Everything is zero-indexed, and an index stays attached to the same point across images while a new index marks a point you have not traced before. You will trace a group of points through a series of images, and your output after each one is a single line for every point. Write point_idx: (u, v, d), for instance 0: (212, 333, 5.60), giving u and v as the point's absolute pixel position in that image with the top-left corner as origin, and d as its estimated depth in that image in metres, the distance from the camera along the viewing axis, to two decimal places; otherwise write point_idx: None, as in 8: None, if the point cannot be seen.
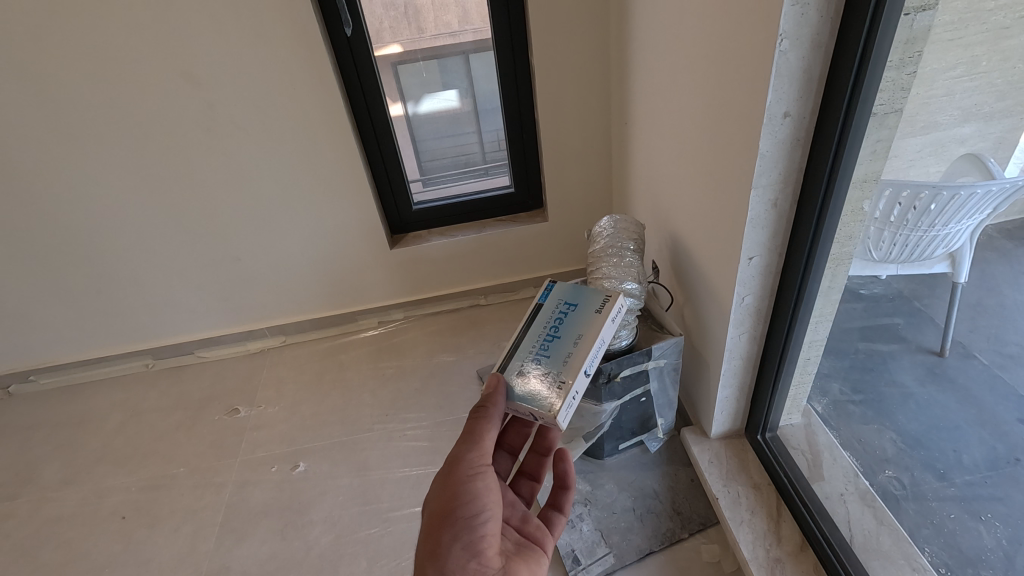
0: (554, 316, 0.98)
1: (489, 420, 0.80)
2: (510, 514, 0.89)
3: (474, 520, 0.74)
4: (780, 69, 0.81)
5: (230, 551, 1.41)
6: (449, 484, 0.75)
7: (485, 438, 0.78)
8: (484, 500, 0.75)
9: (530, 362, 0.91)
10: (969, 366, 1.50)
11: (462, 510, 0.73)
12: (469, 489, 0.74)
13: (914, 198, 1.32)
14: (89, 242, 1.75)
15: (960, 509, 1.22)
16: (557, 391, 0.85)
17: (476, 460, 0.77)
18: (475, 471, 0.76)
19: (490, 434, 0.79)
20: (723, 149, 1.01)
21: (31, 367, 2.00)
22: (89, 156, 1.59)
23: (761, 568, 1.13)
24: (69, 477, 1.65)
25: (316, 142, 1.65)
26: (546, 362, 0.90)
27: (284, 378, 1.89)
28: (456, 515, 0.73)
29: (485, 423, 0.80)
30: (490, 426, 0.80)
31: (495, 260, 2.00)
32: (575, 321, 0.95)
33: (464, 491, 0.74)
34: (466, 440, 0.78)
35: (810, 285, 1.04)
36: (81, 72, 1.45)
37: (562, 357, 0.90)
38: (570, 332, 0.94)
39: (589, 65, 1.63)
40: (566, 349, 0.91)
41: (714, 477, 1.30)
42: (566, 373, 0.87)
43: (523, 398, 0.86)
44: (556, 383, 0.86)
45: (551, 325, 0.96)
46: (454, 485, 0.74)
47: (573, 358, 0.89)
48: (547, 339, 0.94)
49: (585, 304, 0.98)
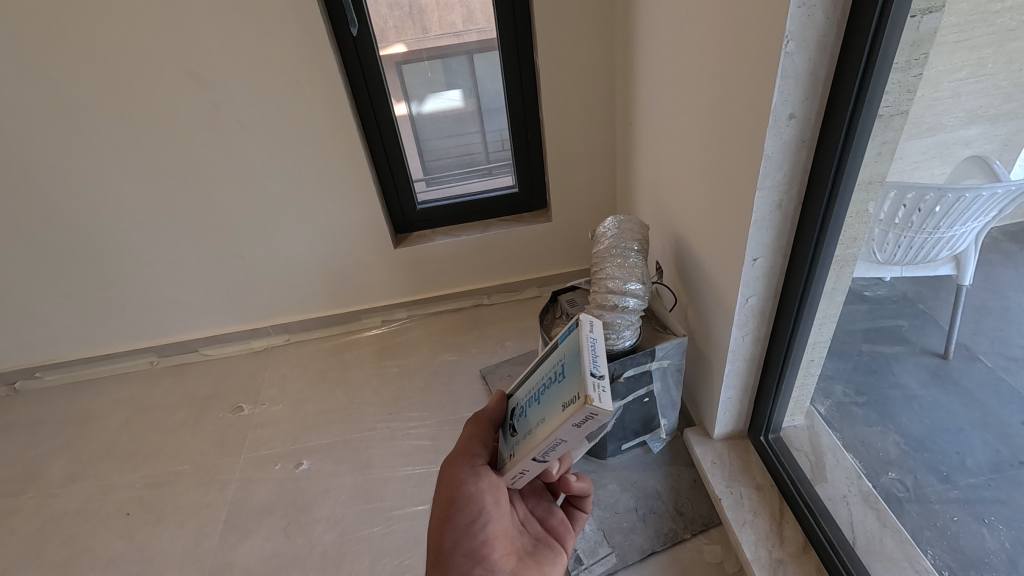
0: (552, 374, 0.69)
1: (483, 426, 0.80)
2: (535, 505, 0.89)
3: (472, 520, 0.74)
4: (785, 70, 0.81)
5: (233, 548, 1.41)
6: (446, 493, 0.75)
7: (477, 443, 0.78)
8: (480, 505, 0.74)
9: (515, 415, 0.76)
10: (972, 369, 1.50)
11: (460, 512, 0.74)
12: (463, 496, 0.74)
13: (919, 200, 1.32)
14: (96, 240, 1.76)
15: (963, 512, 1.22)
16: (506, 464, 0.73)
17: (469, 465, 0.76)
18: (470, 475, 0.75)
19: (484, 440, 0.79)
20: (728, 149, 1.01)
21: (36, 364, 2.01)
22: (96, 154, 1.60)
23: (764, 568, 1.13)
24: (74, 474, 1.66)
25: (321, 141, 1.65)
26: (520, 425, 0.73)
27: (288, 376, 1.89)
28: (454, 519, 0.73)
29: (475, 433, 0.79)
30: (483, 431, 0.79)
31: (499, 260, 2.00)
32: (555, 397, 0.66)
33: (460, 495, 0.74)
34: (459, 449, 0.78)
35: (814, 287, 1.04)
36: (89, 71, 1.46)
37: (528, 429, 0.70)
38: (549, 405, 0.66)
39: (594, 66, 1.63)
40: (536, 420, 0.68)
41: (717, 477, 1.30)
42: (516, 450, 0.71)
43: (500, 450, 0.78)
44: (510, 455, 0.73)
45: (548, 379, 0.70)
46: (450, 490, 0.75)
47: (533, 437, 0.67)
48: (535, 398, 0.71)
49: (569, 382, 0.64)
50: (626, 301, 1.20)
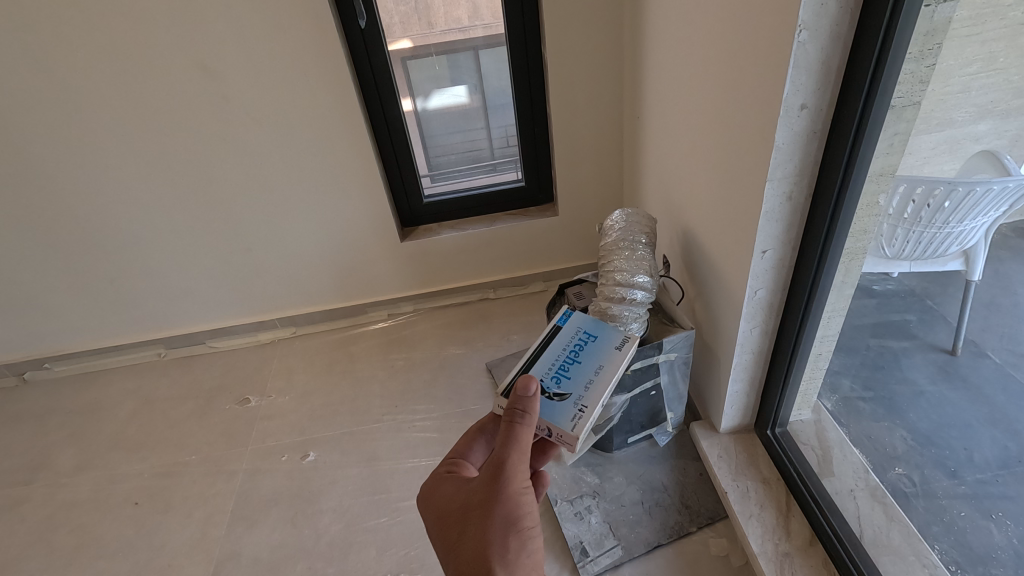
0: (574, 342, 1.03)
1: (528, 427, 0.78)
2: None
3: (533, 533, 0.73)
4: (798, 60, 0.80)
5: (240, 537, 1.42)
6: (506, 495, 0.73)
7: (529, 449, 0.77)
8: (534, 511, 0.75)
9: (551, 382, 0.96)
10: (982, 365, 1.49)
11: (521, 520, 0.73)
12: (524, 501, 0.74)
13: (928, 195, 1.31)
14: (104, 232, 1.77)
15: (971, 508, 1.22)
16: (579, 417, 0.89)
17: (523, 471, 0.76)
18: (524, 485, 0.75)
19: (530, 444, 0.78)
20: (737, 142, 1.01)
21: (44, 355, 2.02)
22: (105, 145, 1.60)
23: (770, 562, 1.13)
24: (83, 463, 1.67)
25: (328, 135, 1.65)
26: (566, 386, 0.95)
27: (295, 368, 1.90)
28: (522, 525, 0.72)
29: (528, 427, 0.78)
30: (525, 432, 0.78)
31: (505, 254, 2.00)
32: (596, 351, 1.01)
33: (521, 504, 0.74)
34: (513, 450, 0.75)
35: (824, 279, 1.04)
36: (98, 62, 1.47)
37: (583, 383, 0.95)
38: (589, 360, 0.99)
39: (602, 59, 1.63)
40: (587, 377, 0.96)
41: (724, 470, 1.30)
42: (588, 400, 0.92)
43: (545, 416, 0.91)
44: (577, 408, 0.91)
45: (569, 347, 1.02)
46: (510, 497, 0.73)
47: (594, 386, 0.94)
48: (567, 362, 0.99)
49: (606, 338, 1.04)
50: (634, 294, 1.20)
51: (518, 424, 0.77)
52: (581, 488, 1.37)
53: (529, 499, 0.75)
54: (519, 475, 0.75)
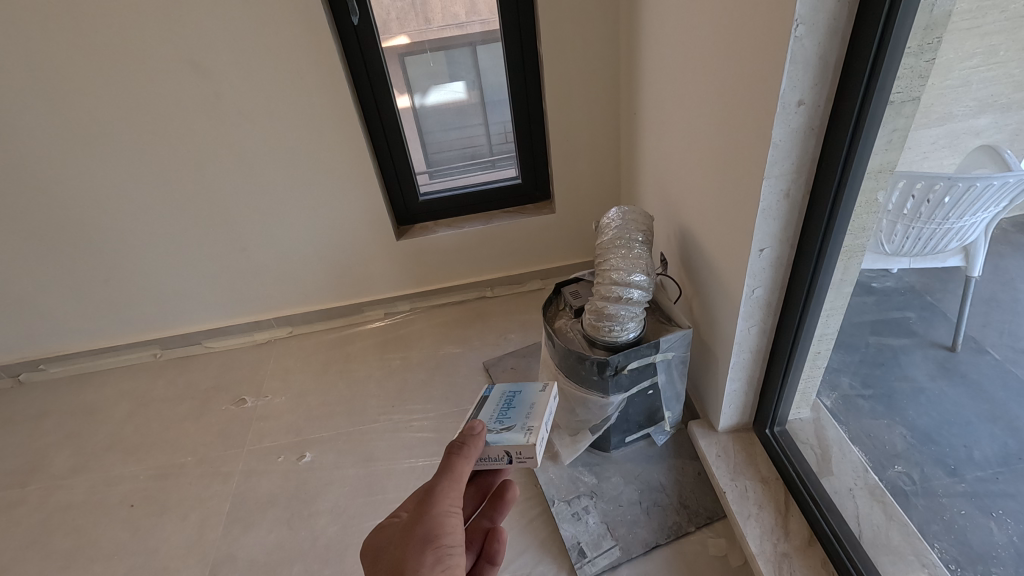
0: (499, 393, 0.93)
1: (467, 460, 0.74)
2: None
3: (452, 555, 0.67)
4: (795, 55, 0.79)
5: (236, 539, 1.41)
6: (427, 510, 0.69)
7: (462, 474, 0.73)
8: (460, 535, 0.69)
9: (494, 424, 0.85)
10: (982, 362, 1.48)
11: (441, 539, 0.67)
12: (449, 522, 0.69)
13: (928, 190, 1.30)
14: (97, 232, 1.76)
15: (971, 506, 1.21)
16: (530, 433, 0.81)
17: (452, 495, 0.70)
18: (448, 507, 0.70)
19: (467, 474, 0.73)
20: (735, 138, 0.99)
21: (40, 356, 2.01)
22: (97, 145, 1.59)
23: (769, 562, 1.12)
24: (78, 465, 1.66)
25: (322, 133, 1.64)
26: (508, 420, 0.85)
27: (291, 368, 1.89)
28: (439, 540, 0.67)
29: (466, 459, 0.74)
30: (462, 462, 0.74)
31: (502, 252, 1.99)
32: (524, 393, 0.93)
33: (442, 523, 0.68)
34: (445, 474, 0.71)
35: (822, 278, 1.02)
36: (88, 60, 1.45)
37: (522, 411, 0.87)
38: (521, 400, 0.90)
39: (599, 55, 1.62)
40: (524, 410, 0.87)
41: (722, 470, 1.29)
42: (532, 416, 0.84)
43: (496, 445, 0.80)
44: (527, 427, 0.83)
45: (500, 400, 0.91)
46: (432, 517, 0.68)
47: (533, 408, 0.87)
48: (502, 407, 0.89)
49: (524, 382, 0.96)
50: (631, 293, 1.19)
51: (455, 454, 0.74)
52: (578, 488, 1.36)
53: (454, 522, 0.69)
54: (449, 496, 0.70)
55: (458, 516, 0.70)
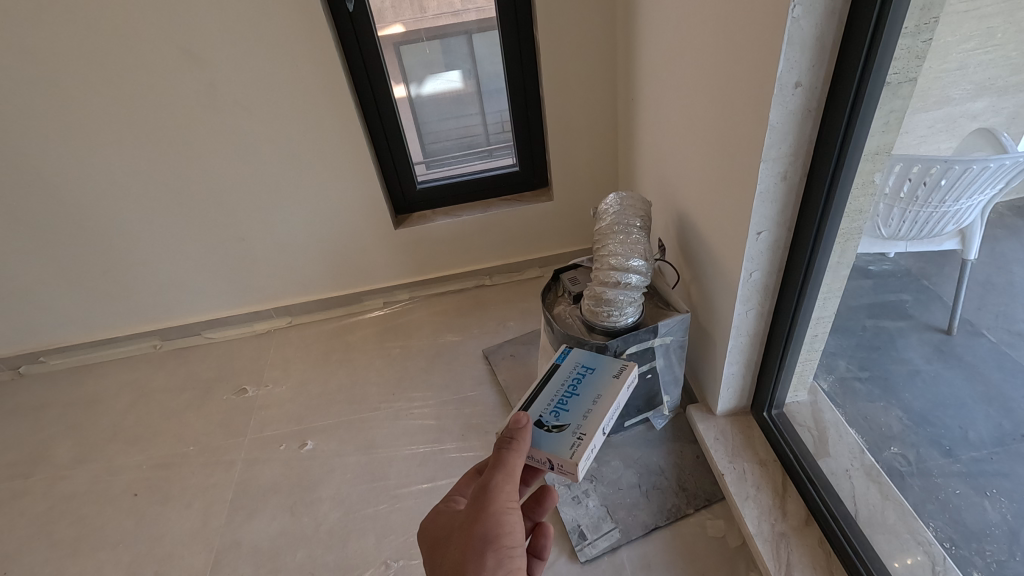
0: (572, 376, 1.03)
1: (518, 455, 0.77)
2: None
3: (511, 553, 0.69)
4: (792, 36, 0.79)
5: (240, 527, 1.43)
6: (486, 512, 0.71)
7: (513, 469, 0.76)
8: (517, 533, 0.71)
9: (548, 416, 0.95)
10: (975, 344, 1.50)
11: (500, 537, 0.69)
12: (507, 520, 0.71)
13: (925, 173, 1.30)
14: (93, 223, 1.75)
15: (965, 485, 1.23)
16: (577, 443, 0.88)
17: (508, 491, 0.73)
18: (506, 503, 0.72)
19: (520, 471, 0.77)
20: (732, 122, 0.99)
21: (40, 348, 2.01)
22: (92, 134, 1.58)
23: (766, 541, 1.14)
24: (81, 456, 1.67)
25: (318, 121, 1.63)
26: (563, 417, 0.94)
27: (291, 358, 1.90)
28: (497, 539, 0.69)
29: (517, 456, 0.77)
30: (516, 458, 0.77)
31: (500, 240, 1.99)
32: (595, 382, 1.01)
33: (501, 522, 0.70)
34: (501, 470, 0.75)
35: (819, 261, 1.03)
36: (81, 48, 1.43)
37: (581, 412, 0.94)
38: (588, 392, 0.99)
39: (597, 41, 1.61)
40: (584, 408, 0.95)
41: (720, 453, 1.30)
42: (587, 427, 0.91)
43: (542, 447, 0.89)
44: (576, 436, 0.89)
45: (567, 384, 1.01)
46: (490, 516, 0.70)
47: (592, 415, 0.93)
48: (565, 395, 0.99)
49: (602, 369, 1.03)
50: (629, 278, 1.19)
51: (506, 451, 0.77)
52: None
53: (513, 518, 0.72)
54: (505, 494, 0.73)
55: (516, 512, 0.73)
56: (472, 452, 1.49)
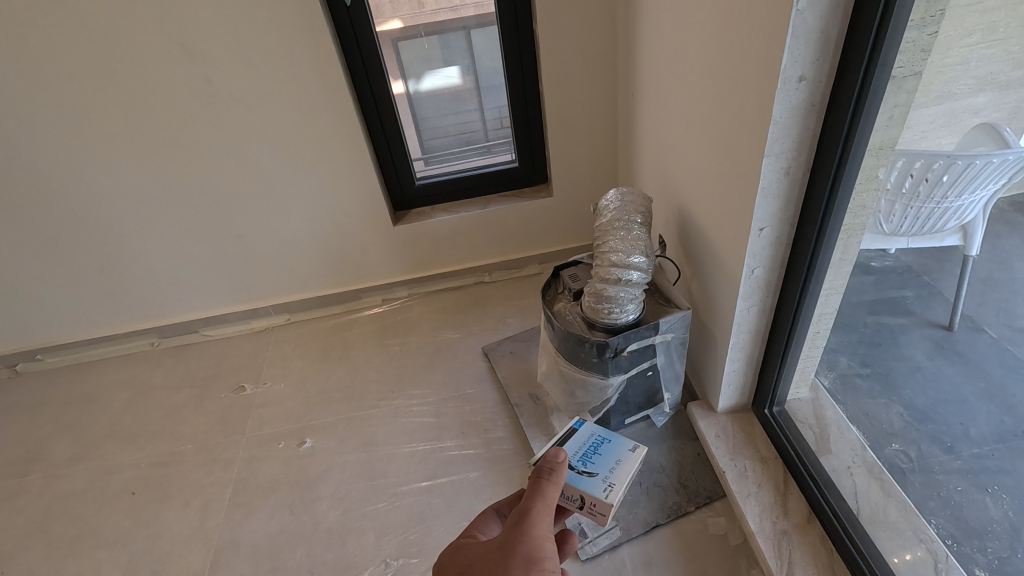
0: (592, 439, 0.97)
1: (556, 487, 0.77)
2: None
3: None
4: (797, 29, 0.78)
5: (239, 525, 1.42)
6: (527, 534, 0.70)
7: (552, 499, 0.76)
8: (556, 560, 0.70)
9: (576, 464, 0.91)
10: (977, 340, 1.49)
11: (544, 557, 0.68)
12: (549, 545, 0.70)
13: (927, 169, 1.29)
14: (89, 220, 1.74)
15: (967, 482, 1.22)
16: (610, 488, 0.85)
17: (544, 524, 0.72)
18: (542, 535, 0.71)
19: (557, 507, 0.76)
20: (734, 116, 0.98)
21: (37, 346, 2.00)
22: (87, 130, 1.56)
23: (768, 539, 1.13)
24: (79, 454, 1.66)
25: (316, 117, 1.62)
26: (591, 465, 0.90)
27: (290, 355, 1.89)
28: (542, 558, 0.68)
29: (555, 487, 0.77)
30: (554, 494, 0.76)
31: (499, 237, 1.98)
32: (613, 450, 0.94)
33: (543, 545, 0.70)
34: (539, 498, 0.75)
35: (822, 257, 1.02)
36: (75, 43, 1.42)
37: (609, 464, 0.90)
38: (609, 454, 0.93)
39: (597, 36, 1.60)
40: (609, 463, 0.91)
41: (721, 450, 1.30)
42: (617, 475, 0.88)
43: (576, 485, 0.86)
44: (608, 483, 0.86)
45: (589, 444, 0.96)
46: (533, 537, 0.70)
47: (620, 469, 0.89)
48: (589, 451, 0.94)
49: (619, 441, 0.96)
50: (630, 275, 1.18)
51: (544, 480, 0.77)
52: None
53: (552, 546, 0.71)
54: (545, 520, 0.73)
55: (552, 543, 0.71)
56: (472, 449, 1.49)
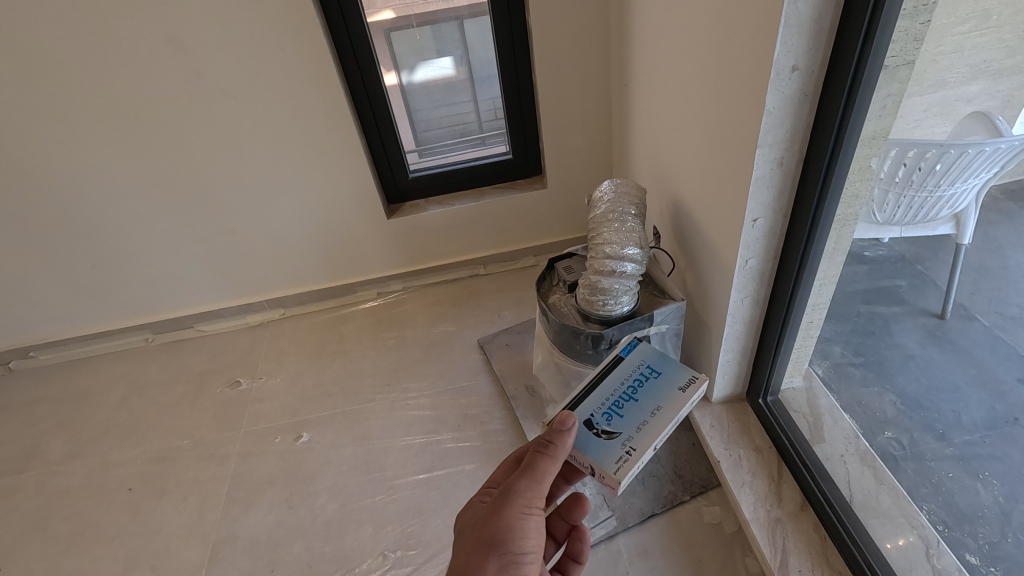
0: (636, 376, 0.92)
1: (553, 460, 0.75)
2: None
3: (519, 559, 0.69)
4: (789, 19, 0.77)
5: (236, 520, 1.42)
6: (497, 518, 0.71)
7: (545, 475, 0.74)
8: (530, 540, 0.71)
9: (599, 417, 0.87)
10: (970, 328, 1.50)
11: (509, 543, 0.69)
12: (521, 526, 0.71)
13: (920, 158, 1.30)
14: (80, 216, 1.72)
15: (958, 468, 1.24)
16: (625, 459, 0.81)
17: (531, 495, 0.73)
18: (530, 508, 0.72)
19: (552, 477, 0.75)
20: (727, 106, 0.98)
21: (30, 343, 1.99)
22: (76, 124, 1.54)
23: (762, 527, 1.14)
24: (74, 451, 1.66)
25: (307, 110, 1.61)
26: (616, 424, 0.85)
27: (285, 350, 1.89)
28: (505, 546, 0.69)
29: (550, 462, 0.75)
30: (552, 465, 0.75)
31: (494, 229, 1.98)
32: (657, 390, 0.89)
33: (514, 526, 0.70)
34: (526, 475, 0.73)
35: (815, 247, 1.02)
36: (61, 37, 1.40)
37: (635, 422, 0.85)
38: (647, 400, 0.88)
39: (591, 25, 1.58)
40: (639, 417, 0.86)
41: (716, 440, 1.30)
42: (638, 441, 0.82)
43: (589, 453, 0.83)
44: (625, 449, 0.82)
45: (629, 384, 0.91)
46: (504, 518, 0.70)
47: (648, 427, 0.84)
48: (622, 398, 0.89)
49: (671, 376, 0.91)
50: (624, 266, 1.18)
51: (539, 456, 0.75)
52: None
53: (528, 525, 0.71)
54: (523, 501, 0.72)
55: (535, 520, 0.72)
56: (469, 442, 1.49)
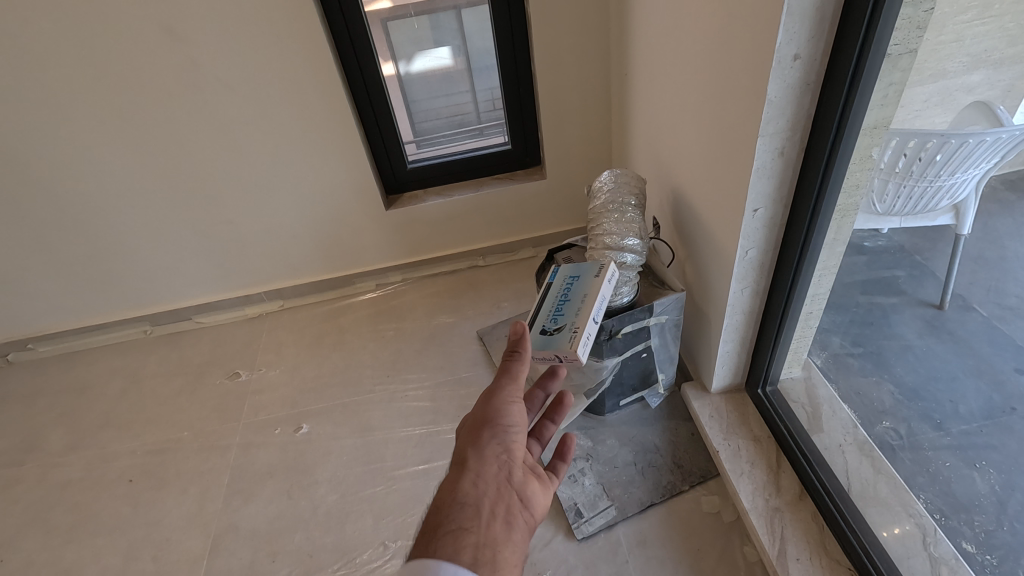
0: (564, 286, 1.07)
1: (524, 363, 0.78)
2: None
3: (508, 436, 0.73)
4: (791, 7, 0.77)
5: (237, 511, 1.43)
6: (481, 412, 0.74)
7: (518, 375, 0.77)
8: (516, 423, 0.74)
9: (550, 323, 1.00)
10: (968, 319, 1.51)
11: (499, 425, 0.73)
12: (506, 414, 0.74)
13: (920, 148, 1.30)
14: (77, 207, 1.71)
15: (955, 458, 1.24)
16: (575, 336, 0.93)
17: (510, 391, 0.76)
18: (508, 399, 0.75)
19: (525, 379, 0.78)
20: (728, 96, 0.97)
21: (28, 335, 1.98)
22: (72, 115, 1.53)
23: (761, 516, 1.15)
24: (74, 443, 1.66)
25: (304, 100, 1.59)
26: (561, 321, 0.99)
27: (284, 342, 1.88)
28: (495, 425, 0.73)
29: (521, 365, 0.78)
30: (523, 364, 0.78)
31: (493, 220, 1.97)
32: (581, 284, 1.04)
33: (499, 412, 0.74)
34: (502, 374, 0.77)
35: (815, 238, 1.02)
36: (54, 26, 1.38)
37: (575, 312, 0.99)
38: (578, 295, 1.02)
39: (591, 14, 1.57)
40: (575, 305, 1.00)
41: (715, 430, 1.31)
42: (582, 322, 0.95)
43: (547, 347, 0.95)
44: (573, 331, 0.94)
45: (561, 292, 1.06)
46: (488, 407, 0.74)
47: (585, 310, 0.98)
48: (560, 303, 1.03)
49: (587, 271, 1.07)
50: (624, 257, 1.18)
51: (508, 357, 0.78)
52: (574, 451, 1.38)
53: (511, 412, 0.75)
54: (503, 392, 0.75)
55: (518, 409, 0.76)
56: None
